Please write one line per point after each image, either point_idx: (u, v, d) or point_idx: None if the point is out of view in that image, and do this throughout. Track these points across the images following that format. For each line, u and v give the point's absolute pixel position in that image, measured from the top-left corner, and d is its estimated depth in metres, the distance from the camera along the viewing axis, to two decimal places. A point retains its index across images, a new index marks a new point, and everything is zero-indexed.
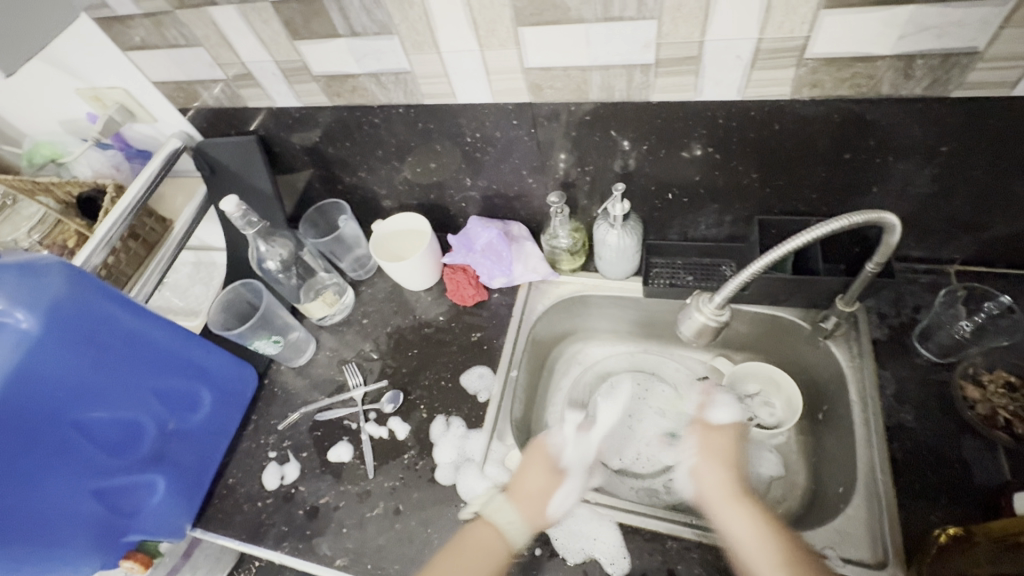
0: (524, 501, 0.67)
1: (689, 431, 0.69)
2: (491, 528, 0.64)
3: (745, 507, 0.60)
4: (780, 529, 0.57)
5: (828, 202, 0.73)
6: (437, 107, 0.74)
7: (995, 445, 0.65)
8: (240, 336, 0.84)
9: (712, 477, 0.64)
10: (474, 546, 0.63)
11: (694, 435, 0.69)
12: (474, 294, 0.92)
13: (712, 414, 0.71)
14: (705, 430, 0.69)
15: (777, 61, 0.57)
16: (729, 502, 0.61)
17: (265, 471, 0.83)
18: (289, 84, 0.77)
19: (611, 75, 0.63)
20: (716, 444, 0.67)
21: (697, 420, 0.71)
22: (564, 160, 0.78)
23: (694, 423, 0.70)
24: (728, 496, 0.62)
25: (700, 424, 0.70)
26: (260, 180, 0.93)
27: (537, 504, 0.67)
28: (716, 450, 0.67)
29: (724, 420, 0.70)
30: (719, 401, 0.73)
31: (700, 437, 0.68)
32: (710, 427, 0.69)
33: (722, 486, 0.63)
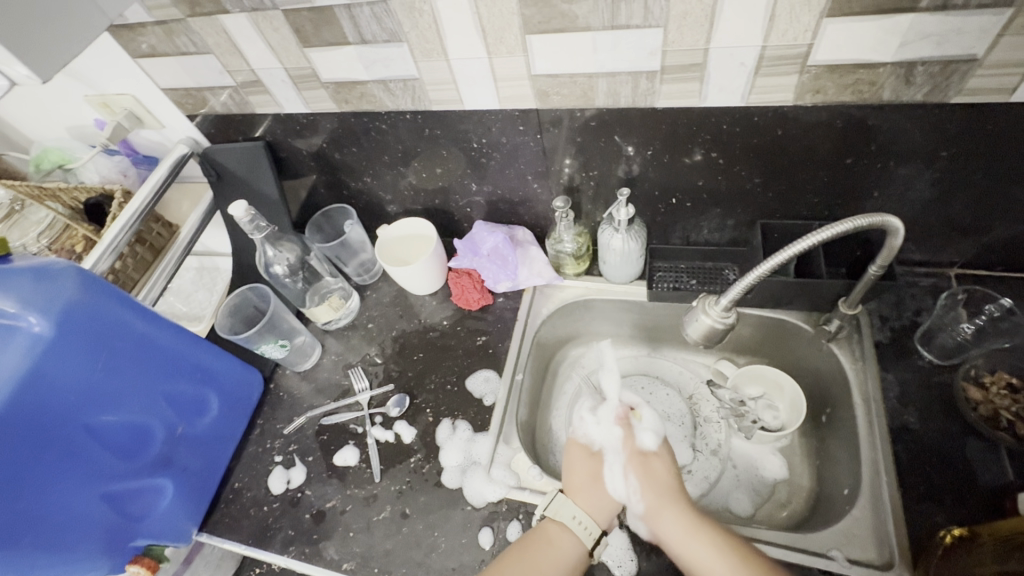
0: (583, 499, 0.69)
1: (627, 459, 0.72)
2: (563, 533, 0.66)
3: (704, 534, 0.62)
4: (747, 558, 0.59)
5: (829, 207, 0.74)
6: (444, 113, 0.75)
7: (998, 446, 0.66)
8: (247, 341, 0.84)
9: (670, 518, 0.65)
10: (549, 550, 0.64)
11: (627, 461, 0.71)
12: (479, 298, 0.93)
13: (640, 441, 0.73)
14: (642, 467, 0.71)
15: (781, 68, 0.58)
16: (692, 534, 0.63)
17: (271, 476, 0.83)
18: (298, 91, 0.78)
19: (617, 82, 0.64)
20: (653, 477, 0.70)
21: (630, 454, 0.72)
22: (569, 165, 0.79)
23: (631, 456, 0.72)
24: (690, 529, 0.63)
25: (634, 457, 0.72)
26: (265, 185, 0.93)
27: (597, 502, 0.69)
28: (655, 488, 0.69)
29: (654, 447, 0.73)
30: (641, 426, 0.75)
31: (637, 468, 0.71)
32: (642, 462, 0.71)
33: (682, 517, 0.65)
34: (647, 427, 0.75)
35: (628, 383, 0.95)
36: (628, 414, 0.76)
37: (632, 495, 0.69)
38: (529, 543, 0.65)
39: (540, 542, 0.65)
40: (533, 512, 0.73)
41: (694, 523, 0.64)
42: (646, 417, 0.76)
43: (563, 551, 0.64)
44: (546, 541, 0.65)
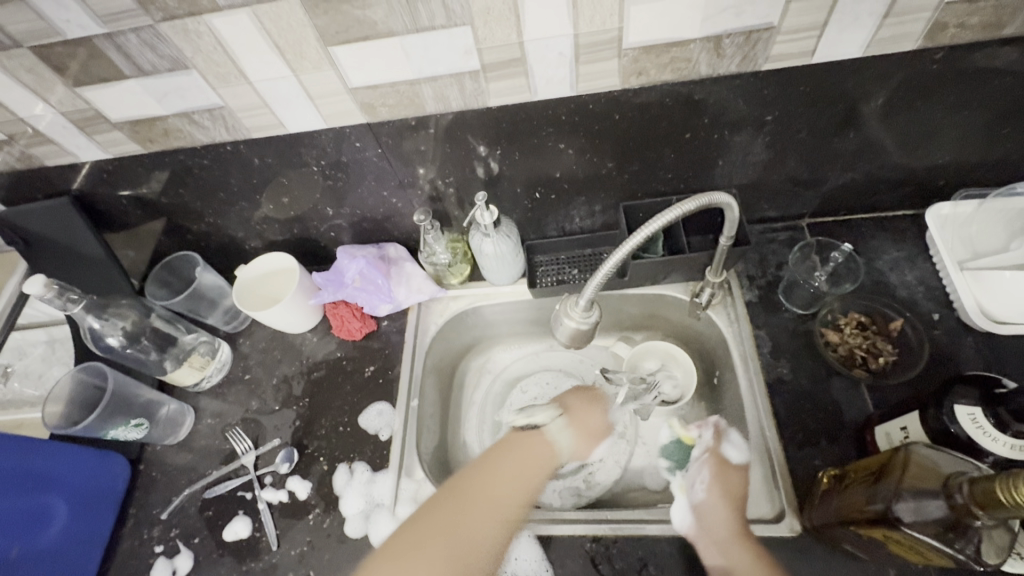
0: (580, 433, 0.68)
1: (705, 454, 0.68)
2: (540, 443, 0.65)
3: (746, 550, 0.57)
4: None
5: (684, 179, 0.75)
6: (269, 140, 0.68)
7: (860, 382, 0.70)
8: (89, 430, 0.73)
9: (720, 514, 0.62)
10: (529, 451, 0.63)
11: (705, 459, 0.67)
12: (361, 326, 0.86)
13: (732, 450, 0.68)
14: (718, 469, 0.66)
15: (598, 54, 0.57)
16: (733, 542, 0.59)
17: (153, 569, 0.74)
18: (88, 136, 0.67)
19: (441, 86, 0.60)
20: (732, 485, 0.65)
21: (709, 450, 0.68)
22: (423, 174, 0.74)
23: (705, 454, 0.68)
24: (733, 537, 0.59)
25: (712, 459, 0.67)
26: (86, 245, 0.82)
27: (588, 438, 0.68)
28: (729, 491, 0.64)
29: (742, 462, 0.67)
30: (731, 440, 0.69)
31: (714, 473, 0.66)
32: (722, 463, 0.66)
33: (729, 523, 0.60)
34: (737, 443, 0.68)
35: (533, 382, 0.94)
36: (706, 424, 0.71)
37: (697, 482, 0.66)
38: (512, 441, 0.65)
39: (523, 443, 0.64)
40: None
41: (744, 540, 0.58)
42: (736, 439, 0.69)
43: (541, 458, 0.63)
44: (532, 443, 0.64)
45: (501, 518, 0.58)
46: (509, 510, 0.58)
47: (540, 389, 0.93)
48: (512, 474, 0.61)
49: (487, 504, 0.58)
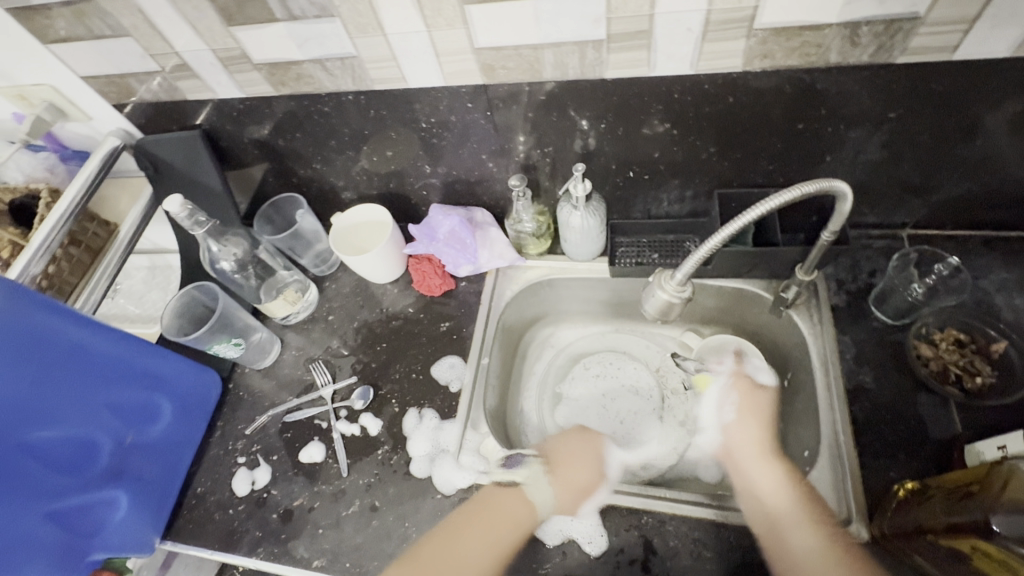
0: (558, 478, 0.71)
1: (733, 384, 0.80)
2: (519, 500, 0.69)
3: (773, 463, 0.69)
4: (810, 494, 0.65)
5: (785, 172, 0.74)
6: (388, 92, 0.72)
7: (949, 401, 0.68)
8: (197, 341, 0.80)
9: (745, 435, 0.74)
10: (508, 508, 0.68)
11: (733, 385, 0.79)
12: (442, 283, 0.91)
13: (750, 372, 0.82)
14: (747, 391, 0.78)
15: (727, 32, 0.57)
16: (759, 460, 0.70)
17: (235, 477, 0.80)
18: (229, 74, 0.73)
19: (563, 53, 0.62)
20: (752, 401, 0.77)
21: (737, 376, 0.80)
22: (523, 142, 0.76)
23: (738, 380, 0.80)
24: (765, 454, 0.70)
25: (741, 382, 0.79)
26: (206, 176, 0.89)
27: (571, 493, 0.70)
28: (755, 408, 0.76)
29: (766, 383, 0.81)
30: (751, 366, 0.83)
31: (744, 396, 0.78)
32: (749, 386, 0.78)
33: (755, 441, 0.73)
34: (757, 369, 0.83)
35: (597, 360, 0.96)
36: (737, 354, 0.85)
37: (726, 410, 0.78)
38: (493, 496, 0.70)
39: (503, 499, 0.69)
40: None
41: (779, 461, 0.69)
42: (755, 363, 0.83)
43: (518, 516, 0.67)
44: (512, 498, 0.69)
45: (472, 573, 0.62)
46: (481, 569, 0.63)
47: (602, 368, 0.95)
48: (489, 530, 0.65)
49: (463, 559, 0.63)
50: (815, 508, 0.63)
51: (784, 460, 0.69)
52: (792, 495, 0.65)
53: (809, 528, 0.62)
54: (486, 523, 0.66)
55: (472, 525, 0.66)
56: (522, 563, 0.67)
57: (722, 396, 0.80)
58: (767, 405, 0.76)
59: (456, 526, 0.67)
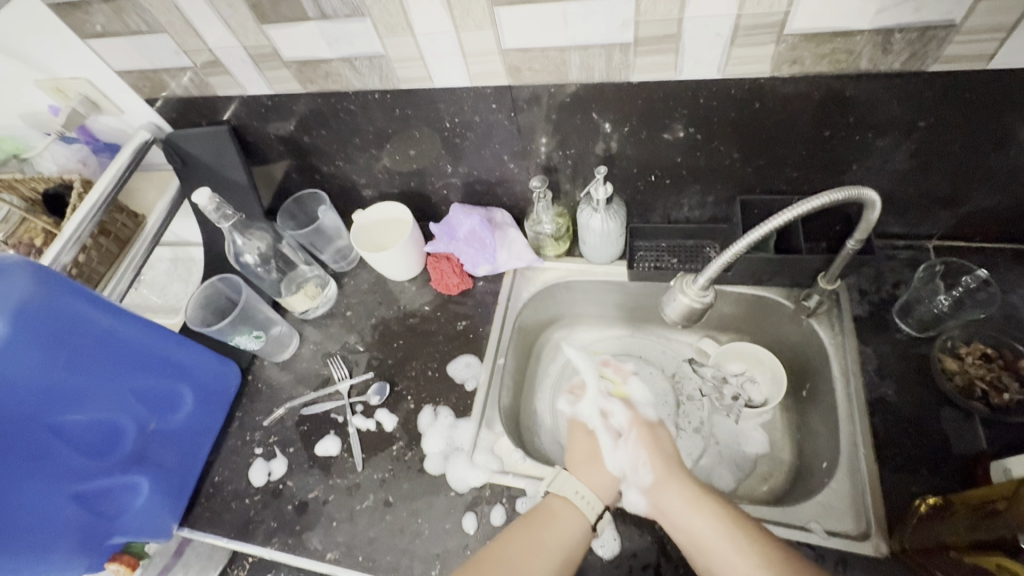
0: (586, 475, 0.69)
1: (632, 428, 0.73)
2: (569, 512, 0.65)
3: (706, 506, 0.62)
4: (754, 534, 0.59)
5: (810, 180, 0.73)
6: (414, 92, 0.73)
7: (973, 415, 0.66)
8: (220, 332, 0.82)
9: (671, 490, 0.65)
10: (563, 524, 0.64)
11: (637, 433, 0.72)
12: (459, 283, 0.91)
13: (642, 413, 0.75)
14: (649, 438, 0.72)
15: (756, 37, 0.57)
16: (689, 512, 0.63)
17: (252, 468, 0.82)
18: (259, 71, 0.74)
19: (590, 56, 0.62)
20: (659, 446, 0.71)
21: (635, 420, 0.74)
22: (545, 144, 0.77)
23: (636, 424, 0.74)
24: (692, 500, 0.63)
25: (642, 428, 0.73)
26: (233, 171, 0.90)
27: (594, 474, 0.69)
28: (661, 455, 0.70)
29: (653, 419, 0.75)
30: (641, 398, 0.77)
31: (647, 441, 0.72)
32: (646, 426, 0.74)
33: (684, 491, 0.65)
34: (644, 401, 0.77)
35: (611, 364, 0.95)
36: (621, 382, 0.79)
37: (639, 466, 0.69)
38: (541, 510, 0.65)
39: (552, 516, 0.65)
40: (516, 495, 0.73)
41: (698, 494, 0.64)
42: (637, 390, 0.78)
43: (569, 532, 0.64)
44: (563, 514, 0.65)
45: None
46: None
47: None
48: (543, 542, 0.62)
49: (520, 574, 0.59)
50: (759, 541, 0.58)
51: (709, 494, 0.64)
52: (735, 544, 0.58)
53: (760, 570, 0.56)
54: (540, 540, 0.62)
55: (523, 543, 0.62)
56: None
57: (629, 448, 0.71)
58: (670, 441, 0.73)
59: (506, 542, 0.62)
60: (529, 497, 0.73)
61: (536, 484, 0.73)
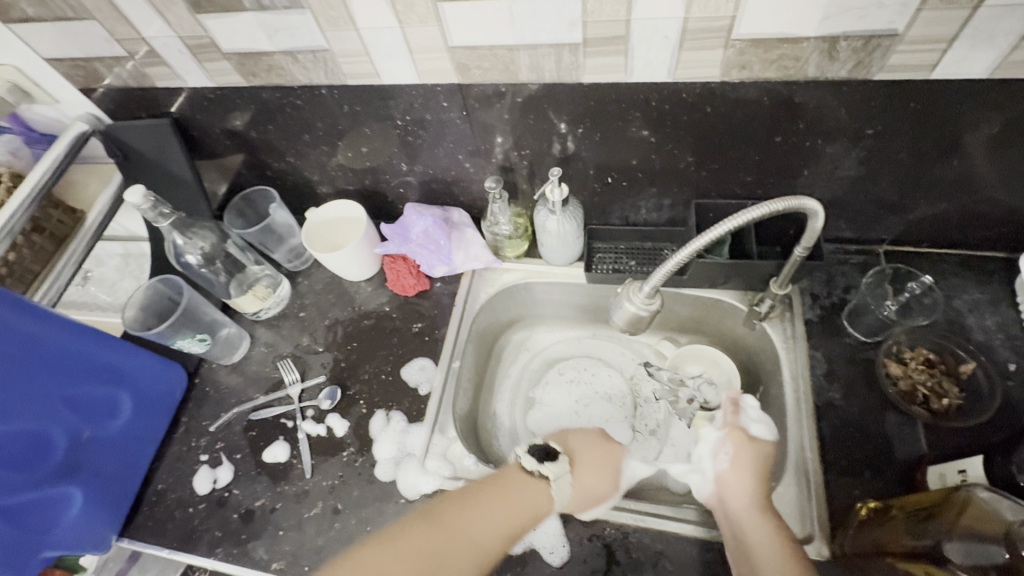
0: (578, 482, 0.66)
1: (723, 431, 0.69)
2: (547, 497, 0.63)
3: (764, 519, 0.60)
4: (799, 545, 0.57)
5: (764, 185, 0.73)
6: (362, 88, 0.70)
7: (915, 419, 0.68)
8: (160, 336, 0.78)
9: (741, 483, 0.64)
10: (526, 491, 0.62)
11: (726, 435, 0.69)
12: (415, 283, 0.89)
13: (746, 424, 0.69)
14: (741, 441, 0.68)
15: (705, 41, 0.56)
16: (753, 511, 0.61)
17: (196, 476, 0.79)
18: (198, 62, 0.71)
19: (539, 55, 0.61)
20: (747, 460, 0.66)
21: (731, 425, 0.69)
22: (500, 143, 0.75)
23: (729, 428, 0.69)
24: (755, 508, 0.61)
25: (736, 433, 0.68)
26: (178, 166, 0.87)
27: (586, 492, 0.67)
28: (748, 464, 0.66)
29: (761, 435, 0.68)
30: (747, 412, 0.70)
31: (736, 445, 0.68)
32: (743, 433, 0.68)
33: (750, 495, 0.63)
34: (758, 420, 0.70)
35: (571, 365, 0.95)
36: (734, 399, 0.71)
37: (719, 454, 0.68)
38: (505, 478, 0.63)
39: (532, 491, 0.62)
40: None
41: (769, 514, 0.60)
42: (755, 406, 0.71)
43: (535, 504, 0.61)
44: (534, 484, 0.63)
45: (482, 567, 0.56)
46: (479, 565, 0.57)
47: (577, 373, 0.94)
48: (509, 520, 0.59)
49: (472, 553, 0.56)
50: (799, 554, 0.55)
51: (774, 515, 0.61)
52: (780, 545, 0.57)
53: (784, 562, 0.55)
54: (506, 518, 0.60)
55: (495, 513, 0.60)
56: None
57: (712, 443, 0.69)
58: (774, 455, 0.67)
59: (480, 502, 0.60)
60: None
61: None
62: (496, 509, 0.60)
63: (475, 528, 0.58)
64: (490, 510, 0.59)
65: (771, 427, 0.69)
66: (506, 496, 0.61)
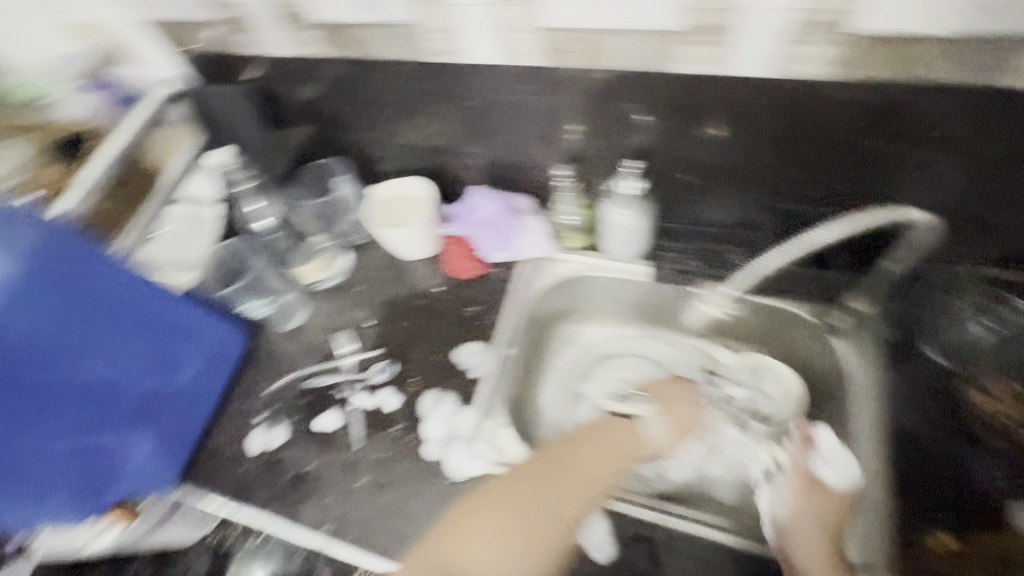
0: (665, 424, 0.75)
1: (786, 473, 0.70)
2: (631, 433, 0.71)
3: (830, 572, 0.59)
4: None
5: (852, 192, 0.69)
6: (446, 66, 0.71)
7: (998, 453, 0.63)
8: (233, 295, 0.86)
9: (805, 529, 0.63)
10: (612, 440, 0.70)
11: (789, 477, 0.69)
12: (472, 268, 0.89)
13: (814, 466, 0.69)
14: (806, 487, 0.67)
15: (815, 36, 0.56)
16: (817, 562, 0.60)
17: (250, 437, 0.81)
18: (293, 32, 0.73)
19: (634, 42, 0.62)
20: (812, 503, 0.66)
21: (795, 466, 0.70)
22: (575, 131, 0.74)
23: (793, 470, 0.70)
24: (819, 558, 0.60)
25: (798, 476, 0.69)
26: (252, 133, 0.88)
27: (676, 428, 0.76)
28: (814, 510, 0.65)
29: (833, 481, 0.67)
30: (817, 454, 0.69)
31: (797, 489, 0.68)
32: (807, 475, 0.68)
33: (813, 544, 0.62)
34: (833, 461, 0.68)
35: (620, 364, 0.94)
36: (805, 436, 0.71)
37: (780, 502, 0.68)
38: (596, 427, 0.71)
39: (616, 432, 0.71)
40: None
41: (832, 559, 0.61)
42: (830, 444, 0.69)
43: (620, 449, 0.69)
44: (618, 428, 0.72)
45: (547, 528, 0.60)
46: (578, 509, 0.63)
47: (626, 373, 0.93)
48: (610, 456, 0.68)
49: (575, 485, 0.64)
50: None
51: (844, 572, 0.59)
52: None
53: None
54: (600, 450, 0.68)
55: (586, 450, 0.68)
56: None
57: (775, 489, 0.70)
58: (846, 505, 0.65)
59: (563, 450, 0.68)
60: None
61: None
62: (608, 459, 0.67)
63: (576, 463, 0.66)
64: (579, 453, 0.67)
65: (849, 468, 0.67)
66: (602, 437, 0.70)
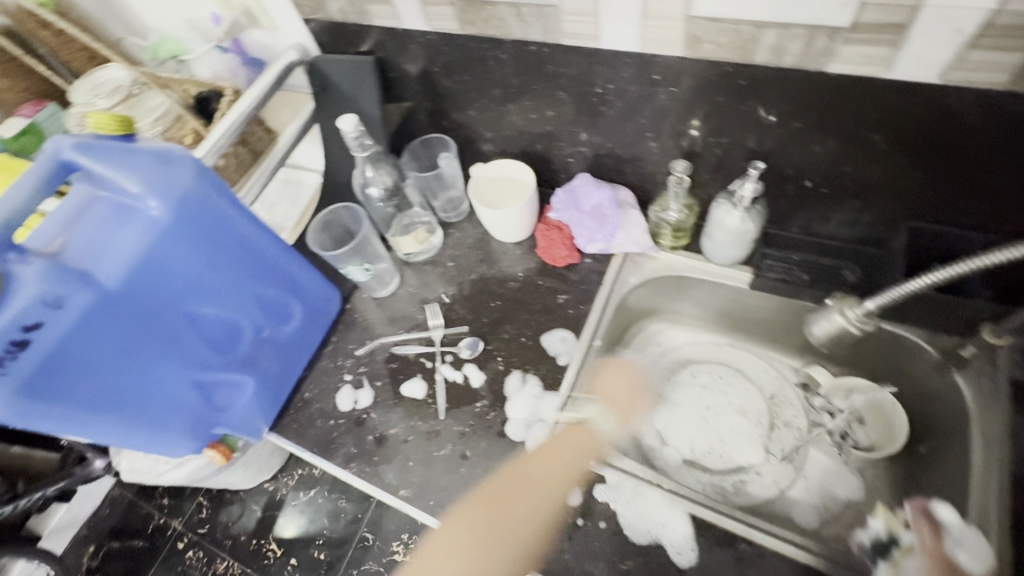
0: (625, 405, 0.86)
1: (916, 554, 0.61)
2: (590, 435, 0.76)
3: None
4: None
5: (1001, 216, 0.63)
6: (575, 50, 0.69)
7: None
8: (335, 259, 0.85)
9: None
10: (569, 445, 0.75)
11: (923, 560, 0.60)
12: (567, 255, 0.88)
13: (950, 550, 0.60)
14: None
15: (1007, 42, 0.49)
16: None
17: (339, 393, 0.85)
18: (423, 5, 0.73)
19: (788, 36, 0.57)
20: None
21: (927, 549, 0.61)
22: (698, 126, 0.71)
23: (926, 552, 0.61)
24: None
25: (937, 564, 0.60)
26: (368, 104, 0.91)
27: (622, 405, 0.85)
28: None
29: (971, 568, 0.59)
30: (950, 536, 0.61)
31: None
32: (947, 561, 0.60)
33: None
34: (966, 544, 0.60)
35: (705, 369, 0.91)
36: (928, 513, 0.63)
37: None
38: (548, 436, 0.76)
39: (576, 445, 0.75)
40: (594, 480, 0.72)
41: None
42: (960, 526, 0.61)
43: (583, 450, 0.74)
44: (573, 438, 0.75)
45: (532, 532, 0.68)
46: (540, 519, 0.69)
47: (710, 379, 0.90)
48: (569, 463, 0.73)
49: (542, 504, 0.70)
50: None
51: None
52: None
53: None
54: (544, 464, 0.73)
55: (532, 460, 0.74)
56: (605, 552, 0.66)
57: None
58: None
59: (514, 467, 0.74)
60: (608, 486, 0.71)
61: (619, 475, 0.71)
62: (557, 470, 0.72)
63: (524, 479, 0.72)
64: (540, 467, 0.73)
65: (982, 551, 0.60)
66: (565, 460, 0.73)
